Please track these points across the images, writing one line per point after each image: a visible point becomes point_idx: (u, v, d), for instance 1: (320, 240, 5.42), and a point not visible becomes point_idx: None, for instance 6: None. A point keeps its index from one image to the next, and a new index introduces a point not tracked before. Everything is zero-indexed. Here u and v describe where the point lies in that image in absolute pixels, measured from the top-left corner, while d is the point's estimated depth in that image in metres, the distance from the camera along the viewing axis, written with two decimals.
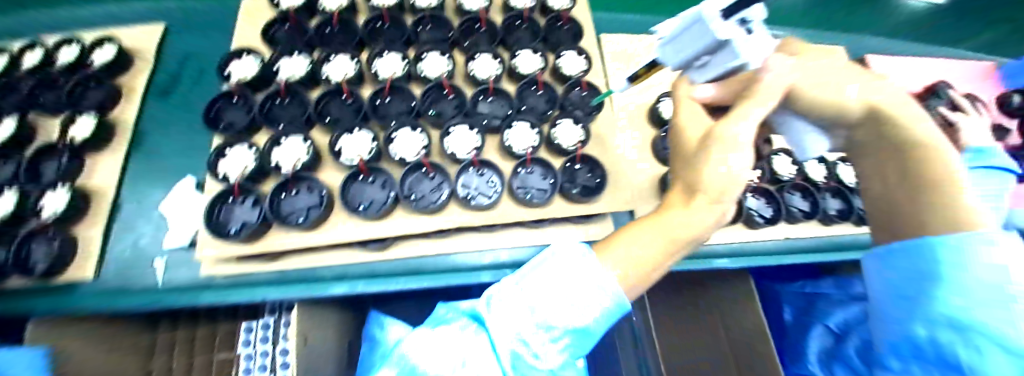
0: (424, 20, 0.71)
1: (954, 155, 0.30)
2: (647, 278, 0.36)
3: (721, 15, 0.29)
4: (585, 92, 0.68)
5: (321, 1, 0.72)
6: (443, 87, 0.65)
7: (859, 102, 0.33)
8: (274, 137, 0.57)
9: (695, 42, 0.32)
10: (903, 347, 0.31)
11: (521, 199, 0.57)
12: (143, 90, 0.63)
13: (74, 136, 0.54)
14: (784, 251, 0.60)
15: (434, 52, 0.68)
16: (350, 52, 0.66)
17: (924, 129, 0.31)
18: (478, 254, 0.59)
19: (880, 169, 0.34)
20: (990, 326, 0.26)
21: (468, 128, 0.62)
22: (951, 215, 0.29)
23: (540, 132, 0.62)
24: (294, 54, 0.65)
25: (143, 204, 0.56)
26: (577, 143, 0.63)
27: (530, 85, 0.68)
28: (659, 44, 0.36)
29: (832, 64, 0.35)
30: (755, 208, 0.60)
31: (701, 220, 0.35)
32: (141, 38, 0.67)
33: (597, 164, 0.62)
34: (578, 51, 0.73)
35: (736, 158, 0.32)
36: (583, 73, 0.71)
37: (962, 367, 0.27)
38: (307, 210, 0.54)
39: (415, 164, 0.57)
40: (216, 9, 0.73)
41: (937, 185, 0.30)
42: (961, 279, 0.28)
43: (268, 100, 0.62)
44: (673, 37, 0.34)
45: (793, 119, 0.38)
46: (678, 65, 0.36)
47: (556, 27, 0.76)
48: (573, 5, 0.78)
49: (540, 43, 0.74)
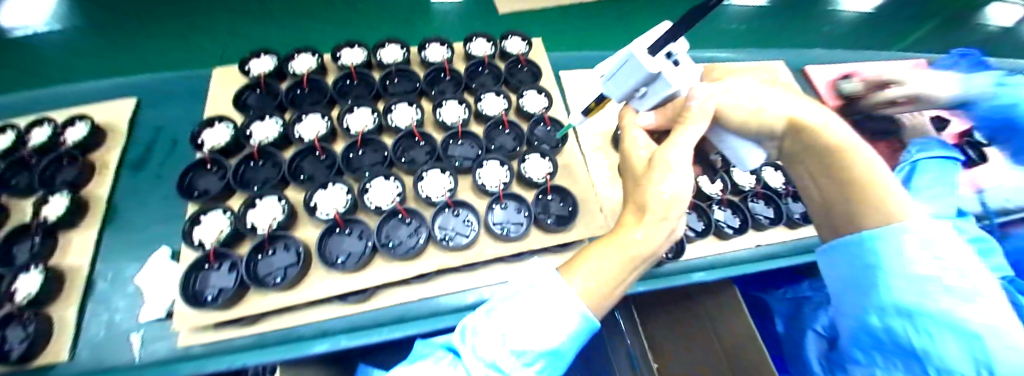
0: (391, 74, 0.86)
1: (865, 153, 0.35)
2: (612, 292, 0.42)
3: (648, 51, 0.40)
4: (549, 127, 0.81)
5: (290, 65, 0.85)
6: (413, 135, 0.78)
7: (780, 117, 0.39)
8: (248, 199, 0.64)
9: (632, 76, 0.43)
10: (862, 338, 0.37)
11: (498, 234, 0.66)
12: (117, 163, 0.71)
13: (48, 215, 0.60)
14: (756, 257, 0.72)
15: (402, 103, 0.81)
16: (321, 111, 0.78)
17: (836, 134, 0.36)
18: (461, 295, 0.64)
19: (809, 170, 0.40)
20: (933, 312, 0.32)
21: (441, 171, 0.72)
22: (871, 208, 0.35)
23: (510, 169, 0.74)
24: (265, 118, 0.76)
25: (117, 280, 0.60)
26: (546, 175, 0.73)
27: (497, 125, 0.82)
28: (602, 81, 0.47)
29: (754, 88, 0.43)
30: (724, 219, 0.74)
31: (654, 234, 0.41)
32: (115, 114, 0.76)
33: (568, 194, 0.73)
34: (538, 90, 0.88)
35: (672, 179, 0.40)
36: (544, 109, 0.85)
37: (917, 351, 0.32)
38: (284, 270, 0.60)
39: (391, 211, 0.66)
40: (185, 85, 0.83)
41: (858, 185, 0.35)
42: (900, 271, 0.34)
43: (243, 163, 0.71)
44: (614, 75, 0.45)
45: (726, 135, 0.47)
46: (621, 96, 0.47)
47: (516, 68, 0.93)
48: (529, 49, 0.95)
49: (503, 84, 0.89)
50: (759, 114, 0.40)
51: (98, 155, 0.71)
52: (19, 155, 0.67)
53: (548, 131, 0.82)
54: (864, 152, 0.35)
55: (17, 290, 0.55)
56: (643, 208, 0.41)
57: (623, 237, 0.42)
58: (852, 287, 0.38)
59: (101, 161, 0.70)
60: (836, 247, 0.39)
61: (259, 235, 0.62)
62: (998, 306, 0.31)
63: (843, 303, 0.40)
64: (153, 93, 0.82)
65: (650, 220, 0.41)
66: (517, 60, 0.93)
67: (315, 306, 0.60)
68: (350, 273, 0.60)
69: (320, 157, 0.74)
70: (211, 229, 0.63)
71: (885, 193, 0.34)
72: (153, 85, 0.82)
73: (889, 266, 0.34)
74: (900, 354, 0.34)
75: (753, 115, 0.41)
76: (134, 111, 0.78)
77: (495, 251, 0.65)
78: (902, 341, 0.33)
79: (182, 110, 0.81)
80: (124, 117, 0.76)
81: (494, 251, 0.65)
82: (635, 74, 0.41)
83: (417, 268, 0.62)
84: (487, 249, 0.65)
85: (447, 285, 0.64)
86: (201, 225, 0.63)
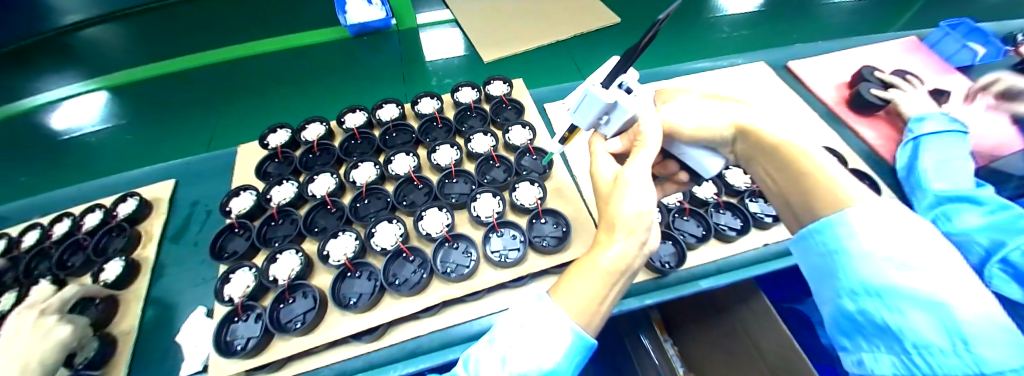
0: (390, 129, 1.10)
1: (800, 147, 0.50)
2: (595, 303, 0.53)
3: (603, 86, 0.56)
4: (534, 157, 1.02)
5: (300, 135, 1.09)
6: (412, 180, 0.99)
7: (728, 126, 0.58)
8: (270, 254, 0.83)
9: (593, 107, 0.58)
10: (843, 323, 0.44)
11: (495, 263, 0.81)
12: (159, 233, 0.92)
13: (107, 278, 0.81)
14: (770, 258, 0.84)
15: (402, 154, 1.04)
16: (331, 170, 1.00)
17: (770, 134, 0.54)
18: (470, 324, 0.77)
19: (764, 171, 0.55)
20: (892, 289, 0.39)
21: (438, 209, 0.91)
22: (812, 188, 0.47)
23: (502, 200, 0.92)
24: (284, 183, 0.98)
25: (160, 337, 0.78)
26: (537, 201, 0.92)
27: (489, 160, 1.03)
28: (571, 113, 0.62)
29: (716, 103, 0.62)
30: (727, 224, 0.89)
31: (628, 246, 0.54)
32: (157, 192, 0.98)
33: (561, 216, 0.90)
34: (522, 125, 1.08)
35: (630, 204, 0.54)
36: (529, 140, 1.05)
37: (888, 323, 0.39)
38: (302, 315, 0.77)
39: (396, 251, 0.84)
40: (211, 168, 1.06)
41: (799, 171, 0.49)
42: (855, 255, 0.43)
43: (265, 224, 0.91)
44: (577, 108, 0.60)
45: (682, 148, 0.64)
46: (589, 125, 0.62)
47: (502, 107, 1.16)
48: (509, 89, 1.19)
49: (489, 122, 1.12)
50: (711, 128, 0.59)
51: (143, 226, 0.93)
52: (74, 237, 0.90)
53: (534, 160, 1.02)
54: (797, 146, 0.51)
55: (78, 352, 0.71)
56: (614, 225, 0.55)
57: (599, 257, 0.54)
58: (823, 276, 0.47)
59: (146, 233, 0.92)
60: (805, 238, 0.49)
61: (279, 286, 0.79)
62: (962, 278, 0.38)
63: (822, 292, 0.48)
64: (189, 175, 1.05)
65: (621, 234, 0.54)
66: (501, 101, 1.15)
67: (335, 348, 0.75)
68: (363, 312, 0.75)
69: (330, 210, 0.94)
70: (238, 285, 0.80)
71: (827, 181, 0.46)
72: (193, 169, 1.06)
73: (848, 250, 0.43)
74: (880, 334, 0.40)
75: (706, 128, 0.60)
76: (173, 190, 1.00)
77: (497, 277, 0.80)
78: (876, 320, 0.40)
79: (212, 187, 1.03)
80: (166, 193, 0.99)
81: (493, 277, 0.80)
82: (595, 105, 0.57)
83: (422, 302, 0.76)
84: (488, 276, 0.80)
85: (454, 317, 0.77)
86: (229, 283, 0.81)
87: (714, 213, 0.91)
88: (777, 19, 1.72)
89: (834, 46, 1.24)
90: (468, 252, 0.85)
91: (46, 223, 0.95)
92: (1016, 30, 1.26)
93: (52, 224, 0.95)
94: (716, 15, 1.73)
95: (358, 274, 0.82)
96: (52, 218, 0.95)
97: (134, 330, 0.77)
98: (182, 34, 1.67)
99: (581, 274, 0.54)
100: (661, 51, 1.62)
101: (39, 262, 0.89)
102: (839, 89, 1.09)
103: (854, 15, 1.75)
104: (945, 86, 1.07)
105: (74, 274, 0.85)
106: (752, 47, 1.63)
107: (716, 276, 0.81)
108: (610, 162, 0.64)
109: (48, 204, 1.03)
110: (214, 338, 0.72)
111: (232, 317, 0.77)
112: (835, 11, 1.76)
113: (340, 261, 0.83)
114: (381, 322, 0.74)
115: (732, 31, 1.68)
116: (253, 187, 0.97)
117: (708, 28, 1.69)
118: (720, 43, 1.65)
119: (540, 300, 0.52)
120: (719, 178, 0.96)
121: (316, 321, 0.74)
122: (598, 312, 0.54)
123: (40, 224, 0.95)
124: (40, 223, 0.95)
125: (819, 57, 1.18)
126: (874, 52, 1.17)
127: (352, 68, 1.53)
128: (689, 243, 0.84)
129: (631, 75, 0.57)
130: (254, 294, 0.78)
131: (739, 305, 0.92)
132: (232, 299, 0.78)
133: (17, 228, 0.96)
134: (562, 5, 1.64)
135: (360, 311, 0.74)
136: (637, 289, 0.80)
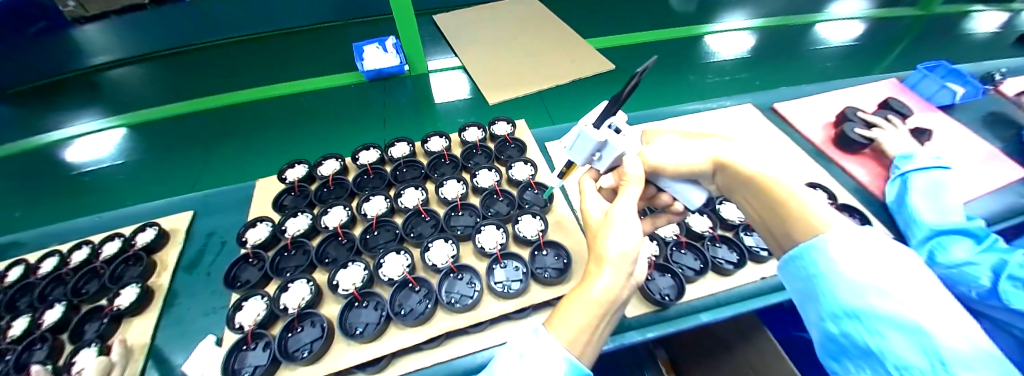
0: (401, 165, 1.19)
1: (776, 178, 0.54)
2: (586, 331, 0.58)
3: (593, 126, 0.67)
4: (535, 191, 1.11)
5: (318, 171, 1.16)
6: (420, 213, 1.06)
7: (706, 160, 0.64)
8: (283, 284, 0.86)
9: (589, 145, 0.68)
10: (830, 346, 0.45)
11: (499, 293, 0.86)
12: (173, 264, 0.95)
13: (120, 304, 0.84)
14: (761, 290, 0.90)
15: (412, 189, 1.12)
16: (344, 204, 1.06)
17: (747, 165, 0.58)
18: (473, 355, 0.80)
19: (746, 203, 0.59)
20: (871, 312, 0.41)
21: (444, 240, 0.97)
22: (793, 215, 0.50)
23: (506, 232, 0.99)
24: (299, 215, 1.04)
25: (168, 365, 0.79)
26: (538, 232, 0.99)
27: (493, 195, 1.11)
28: (568, 151, 0.71)
29: (695, 139, 0.69)
30: (724, 256, 0.96)
31: (614, 280, 0.60)
32: (175, 223, 1.03)
33: (561, 247, 0.96)
34: (524, 162, 1.19)
35: (615, 243, 0.61)
36: (531, 176, 1.15)
37: (869, 345, 0.41)
38: (309, 344, 0.79)
39: (402, 281, 0.88)
40: (229, 200, 1.10)
41: (776, 197, 0.52)
42: (836, 280, 0.44)
43: (279, 254, 0.95)
44: (572, 146, 0.70)
45: (666, 182, 0.71)
46: (585, 161, 0.71)
47: (506, 146, 1.27)
48: (512, 130, 1.30)
49: (494, 159, 1.22)
50: (692, 163, 0.65)
51: (158, 255, 0.97)
52: (91, 266, 0.92)
53: (535, 194, 1.11)
54: (774, 178, 0.55)
55: (76, 364, 0.76)
56: (602, 258, 0.61)
57: (590, 286, 0.60)
58: (809, 300, 0.48)
59: (161, 261, 0.95)
60: (789, 263, 0.50)
61: (290, 315, 0.82)
62: (939, 298, 0.39)
63: (811, 316, 0.49)
64: (207, 206, 1.09)
65: (607, 266, 0.60)
66: (505, 140, 1.27)
67: None
68: (367, 342, 0.78)
69: (341, 241, 0.99)
70: (250, 313, 0.83)
71: (803, 210, 0.50)
72: (210, 202, 1.10)
73: (829, 274, 0.45)
74: (864, 356, 0.41)
75: (686, 164, 0.65)
76: (191, 221, 1.04)
77: (500, 308, 0.83)
78: (858, 343, 0.42)
79: (230, 218, 1.07)
80: (184, 224, 1.03)
81: (499, 308, 0.83)
82: (589, 143, 0.67)
83: (426, 332, 0.79)
84: (491, 308, 0.84)
85: (458, 348, 0.80)
86: (242, 310, 0.84)
87: (710, 246, 0.98)
88: (762, 65, 1.91)
89: (814, 90, 1.38)
90: (472, 283, 0.89)
91: (66, 251, 0.97)
92: (991, 71, 1.40)
93: (71, 252, 0.97)
94: (707, 62, 1.92)
95: (366, 304, 0.86)
96: (71, 246, 0.98)
97: (142, 355, 0.79)
98: (209, 74, 1.72)
99: (574, 302, 0.58)
100: (654, 93, 1.79)
101: (54, 289, 0.91)
102: (826, 129, 1.22)
103: (830, 63, 1.91)
104: (925, 124, 1.18)
105: (88, 301, 0.87)
106: (738, 90, 1.80)
107: (714, 310, 0.87)
108: (598, 201, 0.72)
109: (65, 232, 1.06)
110: (223, 366, 0.74)
111: (243, 344, 0.79)
112: (819, 57, 1.94)
113: (348, 289, 0.88)
114: (386, 352, 0.77)
115: (719, 76, 1.86)
116: (270, 219, 1.01)
117: (696, 71, 1.88)
118: (709, 85, 1.82)
119: (536, 337, 0.57)
120: (713, 212, 1.03)
121: (321, 352, 0.77)
122: (591, 338, 0.59)
123: (60, 252, 0.98)
124: (60, 251, 0.98)
125: (799, 101, 1.32)
126: (851, 96, 1.31)
127: (367, 107, 1.59)
128: (688, 276, 0.90)
129: (618, 118, 0.68)
130: (264, 323, 0.81)
131: (749, 338, 0.96)
132: (243, 326, 0.80)
133: (37, 255, 0.99)
134: (567, 54, 1.83)
135: (366, 340, 0.78)
136: (637, 322, 0.85)
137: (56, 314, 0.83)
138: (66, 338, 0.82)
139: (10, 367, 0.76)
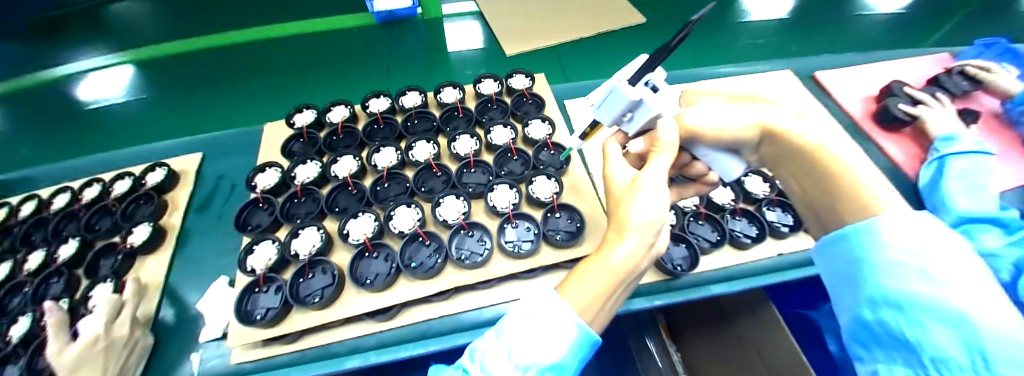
0: (412, 116, 1.06)
1: (836, 152, 0.44)
2: (600, 300, 0.48)
3: (627, 82, 0.48)
4: (552, 152, 0.95)
5: (325, 117, 1.05)
6: (431, 168, 0.94)
7: (753, 127, 0.49)
8: (293, 230, 0.80)
9: (619, 104, 0.49)
10: (858, 332, 0.39)
11: (509, 252, 0.76)
12: (185, 205, 0.89)
13: (133, 242, 0.79)
14: (807, 266, 0.76)
15: (423, 141, 0.99)
16: (354, 153, 0.96)
17: (803, 138, 0.46)
18: (479, 311, 0.73)
19: (794, 180, 0.49)
20: (917, 300, 0.35)
21: (455, 197, 0.87)
22: (846, 196, 0.42)
23: (518, 192, 0.87)
24: (307, 162, 0.95)
25: (183, 305, 0.75)
26: (553, 195, 0.86)
27: (507, 153, 0.97)
28: (594, 109, 0.52)
29: (746, 103, 0.53)
30: (778, 219, 0.81)
31: (639, 248, 0.48)
32: (185, 163, 0.96)
33: (574, 211, 0.84)
34: (542, 119, 1.03)
35: (640, 207, 0.48)
36: (548, 136, 0.99)
37: (906, 335, 0.35)
38: (321, 290, 0.73)
39: (411, 235, 0.79)
40: (238, 142, 1.03)
41: (831, 176, 0.43)
42: (884, 262, 0.37)
43: (287, 201, 0.88)
44: (602, 103, 0.51)
45: (704, 149, 0.55)
46: (612, 122, 0.52)
47: (523, 101, 1.11)
48: (531, 84, 1.13)
49: (510, 115, 1.07)
50: (734, 129, 0.50)
51: (170, 195, 0.91)
52: (103, 203, 0.87)
53: (551, 155, 0.96)
54: (834, 152, 0.44)
55: (92, 298, 0.71)
56: (624, 225, 0.48)
57: (610, 254, 0.48)
58: (845, 282, 0.41)
59: (173, 201, 0.90)
60: (830, 244, 0.43)
61: (301, 261, 0.76)
62: (990, 291, 0.33)
63: (843, 300, 0.42)
64: (215, 148, 1.02)
65: (632, 233, 0.47)
66: (522, 94, 1.10)
67: (349, 325, 0.71)
68: (377, 292, 0.72)
69: (351, 191, 0.91)
70: (261, 257, 0.78)
71: (861, 193, 0.41)
72: (218, 142, 1.02)
73: (875, 255, 0.38)
74: (896, 346, 0.36)
75: (727, 129, 0.50)
76: (201, 163, 0.97)
77: (509, 268, 0.75)
78: (893, 332, 0.35)
79: (240, 160, 1.00)
80: (193, 165, 0.96)
81: (506, 267, 0.75)
82: (619, 102, 0.48)
83: (436, 286, 0.72)
84: (500, 267, 0.75)
85: (465, 303, 0.73)
86: (254, 254, 0.79)
87: (730, 219, 0.82)
88: None
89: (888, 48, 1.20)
90: (483, 240, 0.80)
91: (76, 188, 0.91)
92: None
93: (81, 188, 0.90)
94: None
95: (377, 254, 0.78)
96: (82, 182, 0.91)
97: (157, 293, 0.75)
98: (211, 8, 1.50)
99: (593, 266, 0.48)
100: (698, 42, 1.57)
101: (67, 224, 0.86)
102: (867, 101, 1.00)
103: (903, 10, 1.55)
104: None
105: (99, 238, 0.82)
106: None
107: (726, 282, 0.73)
108: (625, 167, 0.58)
109: (70, 167, 0.99)
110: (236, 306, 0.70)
111: (254, 287, 0.74)
112: None
113: (359, 239, 0.80)
114: (397, 302, 0.70)
115: None
116: (278, 164, 0.93)
117: None
118: None
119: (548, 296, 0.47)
120: (736, 184, 0.86)
121: (331, 298, 0.70)
122: (603, 308, 0.49)
123: (70, 188, 0.91)
124: (69, 187, 0.91)
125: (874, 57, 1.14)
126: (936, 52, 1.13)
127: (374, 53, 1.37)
128: (702, 247, 0.75)
129: (659, 73, 0.48)
130: (277, 267, 0.75)
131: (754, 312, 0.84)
132: (255, 270, 0.75)
133: (48, 190, 0.92)
134: None
135: (377, 289, 0.71)
136: (645, 290, 0.73)
137: (70, 250, 0.79)
138: (81, 274, 0.78)
139: (28, 300, 0.73)
